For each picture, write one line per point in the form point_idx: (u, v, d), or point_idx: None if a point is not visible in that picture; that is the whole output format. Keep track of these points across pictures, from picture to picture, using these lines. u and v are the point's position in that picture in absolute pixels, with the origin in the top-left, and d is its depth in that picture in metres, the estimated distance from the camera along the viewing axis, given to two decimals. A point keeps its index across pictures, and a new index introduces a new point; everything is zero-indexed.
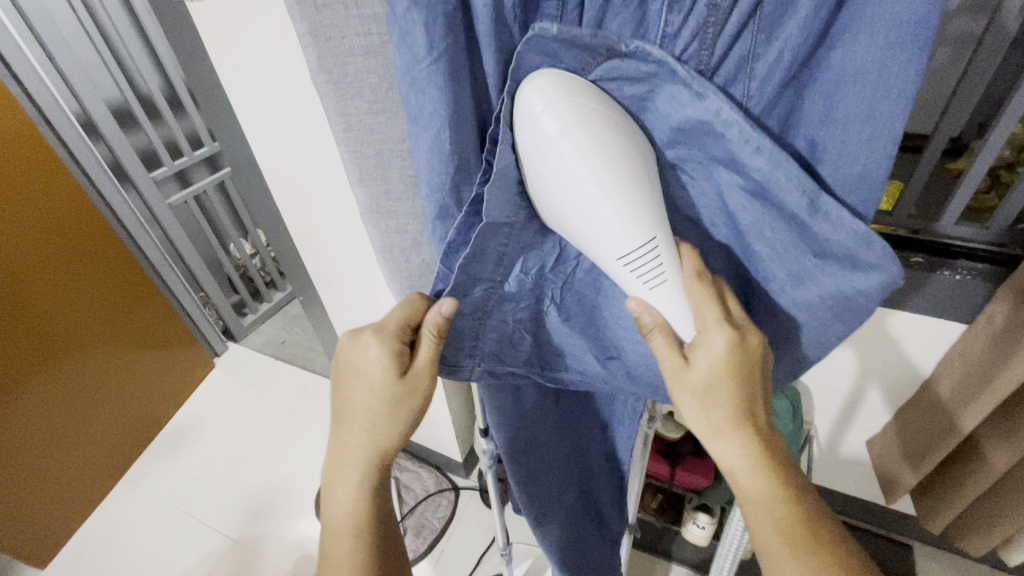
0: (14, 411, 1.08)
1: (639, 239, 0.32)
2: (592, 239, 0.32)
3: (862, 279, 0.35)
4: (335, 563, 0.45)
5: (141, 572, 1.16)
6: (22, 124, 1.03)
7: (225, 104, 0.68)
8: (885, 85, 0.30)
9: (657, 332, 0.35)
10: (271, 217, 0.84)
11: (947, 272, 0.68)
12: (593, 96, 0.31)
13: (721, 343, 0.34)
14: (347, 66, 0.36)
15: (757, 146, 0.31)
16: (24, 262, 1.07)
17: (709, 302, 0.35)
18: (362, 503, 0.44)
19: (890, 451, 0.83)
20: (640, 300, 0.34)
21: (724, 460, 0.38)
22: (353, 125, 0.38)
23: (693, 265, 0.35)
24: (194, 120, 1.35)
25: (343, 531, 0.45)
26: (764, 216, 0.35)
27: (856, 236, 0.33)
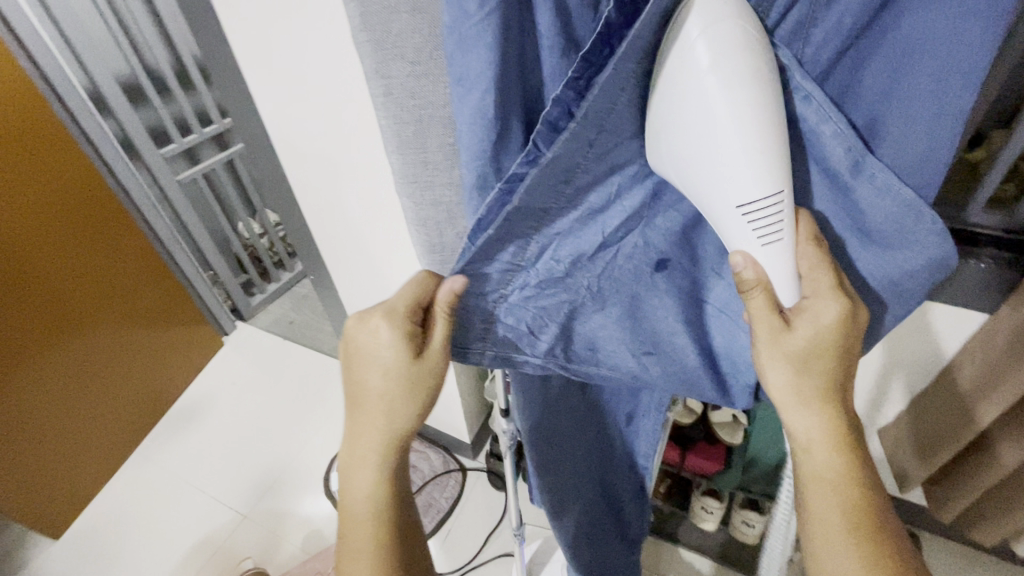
0: (29, 386, 1.10)
1: (769, 190, 0.31)
2: (716, 182, 0.31)
3: (907, 253, 0.36)
4: (358, 546, 0.45)
5: (152, 545, 1.18)
6: (32, 97, 1.02)
7: (241, 75, 0.67)
8: (948, 55, 0.30)
9: (759, 290, 0.34)
10: (284, 192, 0.83)
11: (973, 260, 0.66)
12: (755, 28, 0.29)
13: (833, 311, 0.34)
14: (391, 25, 0.35)
15: (807, 93, 0.32)
16: (35, 240, 1.07)
17: (823, 268, 0.35)
18: (380, 486, 0.44)
19: (903, 441, 0.83)
20: (747, 255, 0.33)
21: (800, 431, 0.38)
22: (393, 88, 0.37)
23: (808, 230, 0.35)
24: (204, 97, 1.33)
25: (363, 516, 0.44)
26: (814, 181, 0.36)
27: (903, 204, 0.34)
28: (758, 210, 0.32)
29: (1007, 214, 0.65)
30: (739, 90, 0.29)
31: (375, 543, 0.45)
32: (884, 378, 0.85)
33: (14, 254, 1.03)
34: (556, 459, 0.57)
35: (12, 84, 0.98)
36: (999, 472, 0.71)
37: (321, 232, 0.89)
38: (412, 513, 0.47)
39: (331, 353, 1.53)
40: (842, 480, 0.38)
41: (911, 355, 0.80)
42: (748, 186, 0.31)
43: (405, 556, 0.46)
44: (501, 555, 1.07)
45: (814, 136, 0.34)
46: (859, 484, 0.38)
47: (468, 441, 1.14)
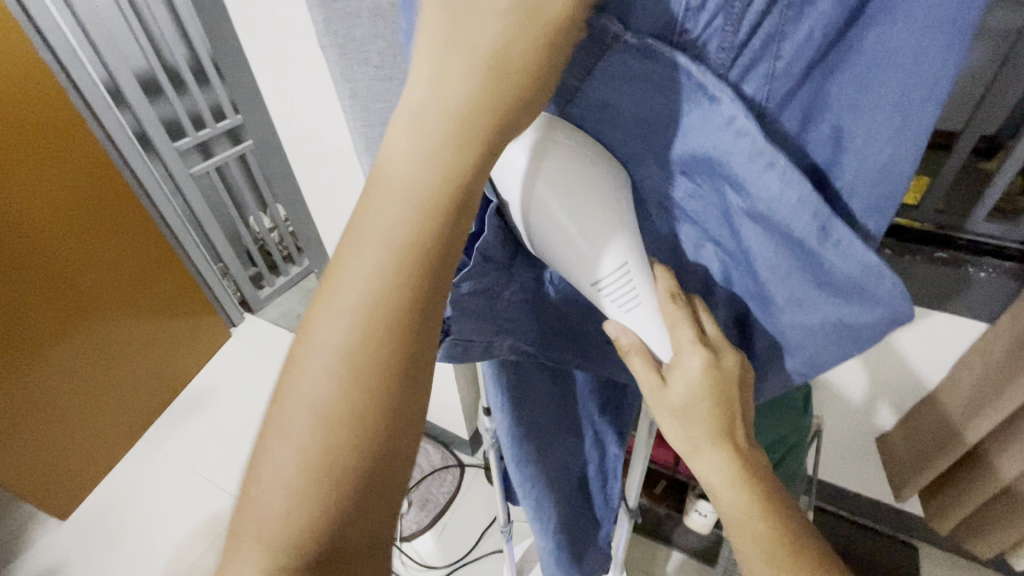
0: (40, 369, 1.13)
1: (612, 265, 0.32)
2: (574, 260, 0.32)
3: (859, 308, 0.31)
4: (301, 400, 0.24)
5: (155, 530, 1.21)
6: (51, 89, 1.05)
7: (248, 74, 0.69)
8: (912, 72, 0.27)
9: (634, 353, 0.35)
10: (288, 185, 0.86)
11: (970, 268, 0.65)
12: (556, 135, 0.30)
13: (696, 365, 0.33)
14: (355, 30, 0.36)
15: (771, 160, 0.28)
16: (49, 228, 1.10)
17: (684, 322, 0.33)
18: (372, 303, 0.23)
19: (898, 452, 0.82)
20: (618, 323, 0.34)
21: (704, 471, 0.37)
22: (359, 91, 0.39)
23: (667, 285, 0.34)
24: (218, 93, 1.36)
25: (332, 345, 0.24)
26: (761, 243, 0.32)
27: (865, 268, 0.29)
28: (612, 286, 0.32)
29: (1010, 223, 0.63)
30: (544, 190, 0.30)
31: (331, 411, 0.23)
32: (882, 391, 0.83)
33: (31, 240, 1.06)
34: (537, 460, 0.52)
35: (31, 77, 1.01)
36: (996, 480, 0.70)
37: (325, 226, 0.90)
38: None
39: None
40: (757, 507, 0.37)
41: (912, 365, 0.78)
42: (592, 267, 0.32)
43: (370, 469, 0.24)
44: (494, 551, 1.08)
45: (778, 201, 0.29)
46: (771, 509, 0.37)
47: (466, 437, 1.15)
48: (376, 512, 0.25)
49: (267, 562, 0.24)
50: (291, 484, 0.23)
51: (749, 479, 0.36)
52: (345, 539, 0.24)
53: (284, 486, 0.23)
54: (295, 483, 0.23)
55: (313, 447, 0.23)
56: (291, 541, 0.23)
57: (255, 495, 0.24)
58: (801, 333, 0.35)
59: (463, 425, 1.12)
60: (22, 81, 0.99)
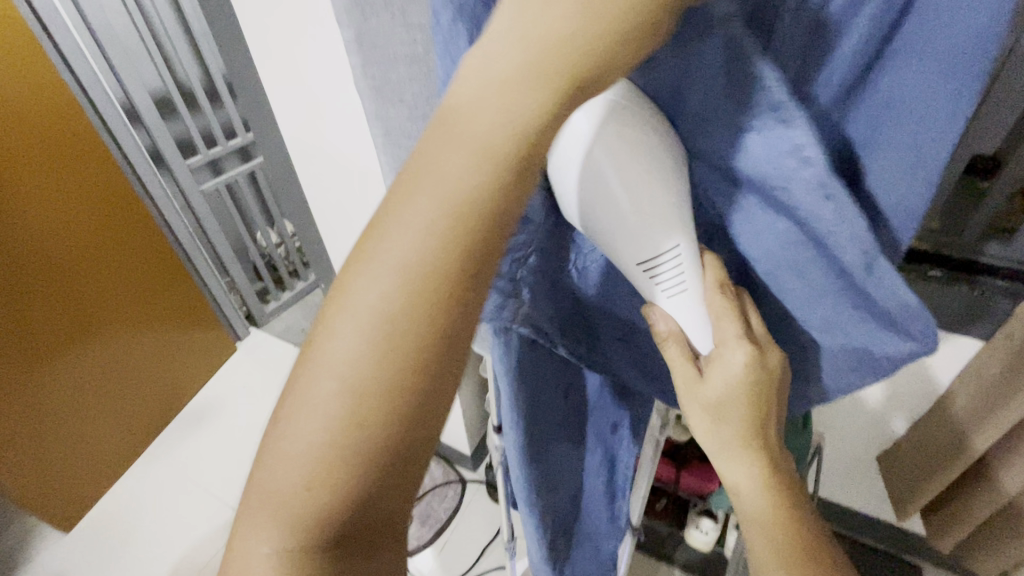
0: (49, 380, 1.15)
1: (666, 250, 0.31)
2: (627, 242, 0.30)
3: (888, 338, 0.33)
4: (330, 366, 0.21)
5: (156, 543, 1.21)
6: (68, 107, 1.08)
7: (264, 98, 0.72)
8: (936, 105, 0.28)
9: (671, 342, 0.34)
10: (298, 203, 0.88)
11: (968, 287, 0.67)
12: (632, 105, 0.28)
13: (739, 361, 0.33)
14: (391, 73, 0.39)
15: (826, 191, 0.27)
16: (61, 240, 1.12)
17: (730, 318, 0.33)
18: (416, 268, 0.21)
19: (900, 469, 0.82)
20: (660, 308, 0.34)
21: (729, 476, 0.37)
22: (392, 128, 0.42)
23: (716, 274, 0.33)
24: (230, 111, 1.40)
25: (367, 308, 0.21)
26: (805, 259, 0.32)
27: (900, 305, 0.31)
28: (659, 270, 0.31)
29: (1007, 242, 0.66)
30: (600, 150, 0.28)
31: (362, 381, 0.21)
32: (884, 406, 0.83)
33: (44, 252, 1.09)
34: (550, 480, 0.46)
35: (49, 95, 1.05)
36: (998, 495, 0.70)
37: (333, 241, 0.92)
38: None
39: None
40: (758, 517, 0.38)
41: (913, 381, 0.79)
42: (641, 250, 0.31)
43: (392, 449, 0.22)
44: (496, 568, 1.07)
45: (830, 229, 0.29)
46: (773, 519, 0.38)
47: (468, 452, 1.15)
48: (399, 489, 0.23)
49: (283, 523, 0.22)
50: (311, 455, 0.22)
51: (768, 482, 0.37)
52: (363, 513, 0.23)
53: (321, 420, 0.21)
54: (317, 454, 0.22)
55: (339, 419, 0.21)
56: (308, 508, 0.22)
57: (272, 461, 0.22)
58: (818, 350, 0.36)
59: (466, 440, 1.12)
60: (39, 99, 1.03)
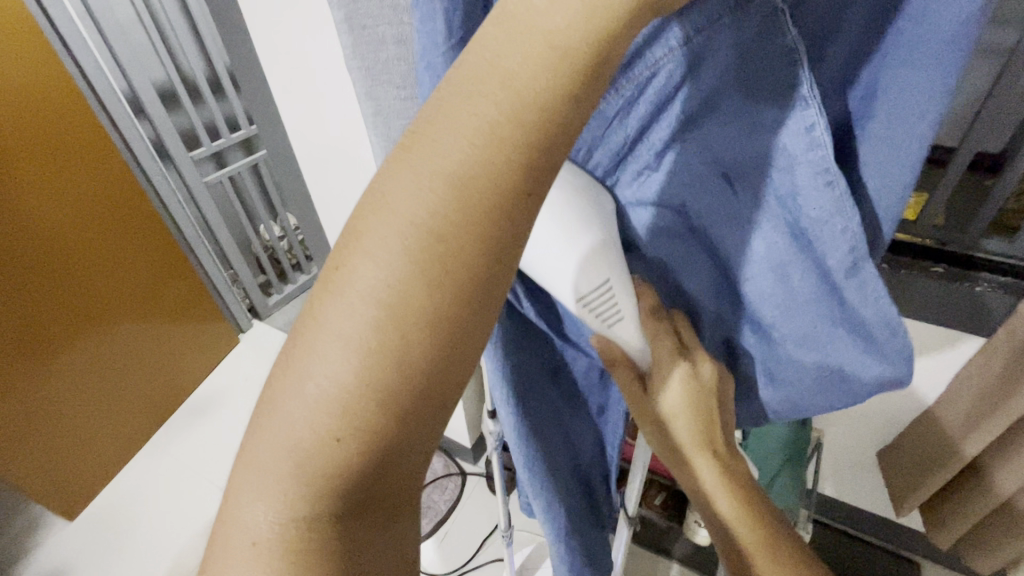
0: (54, 369, 1.16)
1: (595, 280, 0.29)
2: (553, 276, 0.29)
3: (863, 359, 0.31)
4: (362, 288, 0.17)
5: (160, 531, 1.22)
6: (72, 99, 1.09)
7: (265, 88, 0.72)
8: (920, 101, 0.28)
9: (621, 365, 0.34)
10: (300, 195, 0.88)
11: (969, 284, 0.66)
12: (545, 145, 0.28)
13: (678, 378, 0.34)
14: (380, 54, 0.36)
15: (829, 179, 0.26)
16: (64, 231, 1.13)
17: (666, 335, 0.33)
18: (462, 179, 0.18)
19: (899, 464, 0.82)
20: (602, 336, 0.33)
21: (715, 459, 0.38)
22: (382, 107, 0.37)
23: (649, 300, 0.33)
24: (233, 104, 1.40)
25: (407, 221, 0.17)
26: (791, 259, 0.30)
27: (883, 318, 0.29)
28: (593, 298, 0.30)
29: (1009, 240, 0.64)
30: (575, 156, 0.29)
31: (400, 309, 0.17)
32: (884, 403, 0.83)
33: (48, 244, 1.10)
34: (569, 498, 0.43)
35: (52, 87, 1.05)
36: (997, 492, 0.70)
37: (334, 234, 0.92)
38: None
39: None
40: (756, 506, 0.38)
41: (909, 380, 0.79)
42: (576, 279, 0.29)
43: (430, 393, 0.18)
44: (495, 560, 1.08)
45: (824, 221, 0.27)
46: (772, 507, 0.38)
47: (468, 445, 1.16)
48: (429, 442, 0.20)
49: (293, 477, 0.18)
50: (333, 397, 0.18)
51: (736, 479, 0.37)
52: (385, 469, 0.19)
53: (323, 399, 0.18)
54: (339, 396, 0.18)
55: (350, 383, 0.17)
56: (323, 460, 0.18)
57: (283, 400, 0.18)
58: (788, 369, 0.35)
59: (466, 433, 1.12)
60: (42, 89, 1.03)
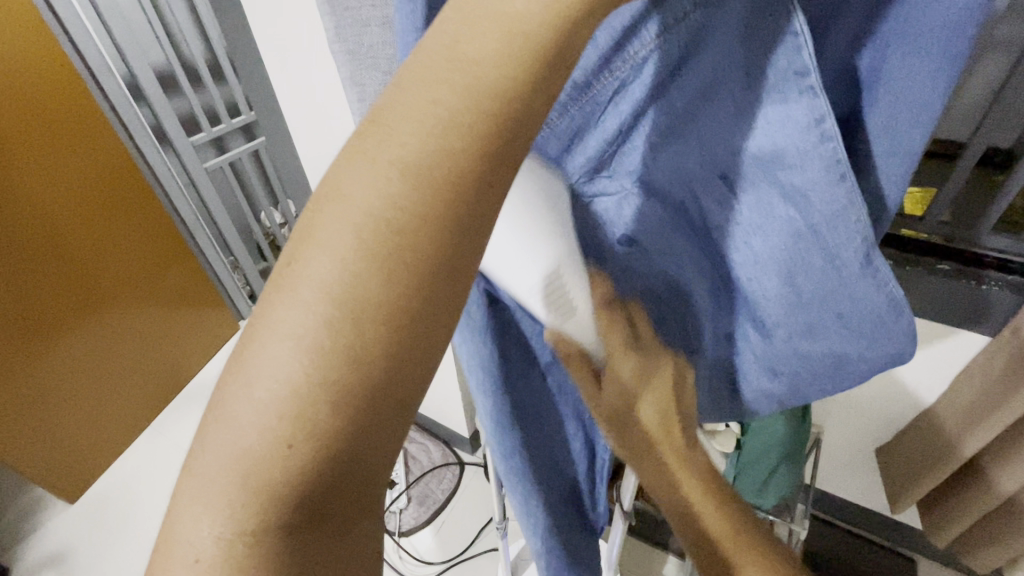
0: (54, 353, 1.16)
1: (548, 264, 0.27)
2: (506, 264, 0.27)
3: (869, 351, 0.30)
4: (313, 283, 0.17)
5: (161, 515, 1.23)
6: (70, 82, 1.08)
7: (262, 74, 0.71)
8: (926, 88, 0.26)
9: (574, 360, 0.30)
10: (299, 183, 0.87)
11: (974, 281, 0.64)
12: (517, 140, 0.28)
13: (634, 371, 0.31)
14: (363, 36, 0.34)
15: (841, 172, 0.25)
16: (63, 216, 1.12)
17: (618, 329, 0.29)
18: (420, 168, 0.17)
19: (897, 461, 0.82)
20: (552, 332, 0.28)
21: None
22: (367, 94, 0.35)
23: (604, 290, 0.29)
24: (234, 89, 1.39)
25: (364, 214, 0.17)
26: (796, 256, 0.28)
27: (889, 305, 0.28)
28: (548, 276, 0.27)
29: (1017, 237, 0.63)
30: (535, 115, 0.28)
31: (350, 310, 0.17)
32: (884, 399, 0.82)
33: (47, 228, 1.09)
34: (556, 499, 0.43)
35: (50, 69, 1.04)
36: (995, 490, 0.69)
37: None
38: None
39: None
40: None
41: (907, 378, 0.79)
42: (526, 257, 0.26)
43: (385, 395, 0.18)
44: (491, 550, 1.09)
45: (834, 218, 0.26)
46: None
47: (466, 435, 1.16)
48: (385, 446, 0.19)
49: (244, 493, 0.18)
50: (283, 401, 0.17)
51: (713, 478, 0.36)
52: (339, 479, 0.19)
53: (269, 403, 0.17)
54: (290, 403, 0.17)
55: (300, 384, 0.17)
56: (273, 471, 0.17)
57: (231, 418, 0.18)
58: (785, 372, 0.33)
59: (464, 424, 1.12)
60: (39, 70, 1.02)
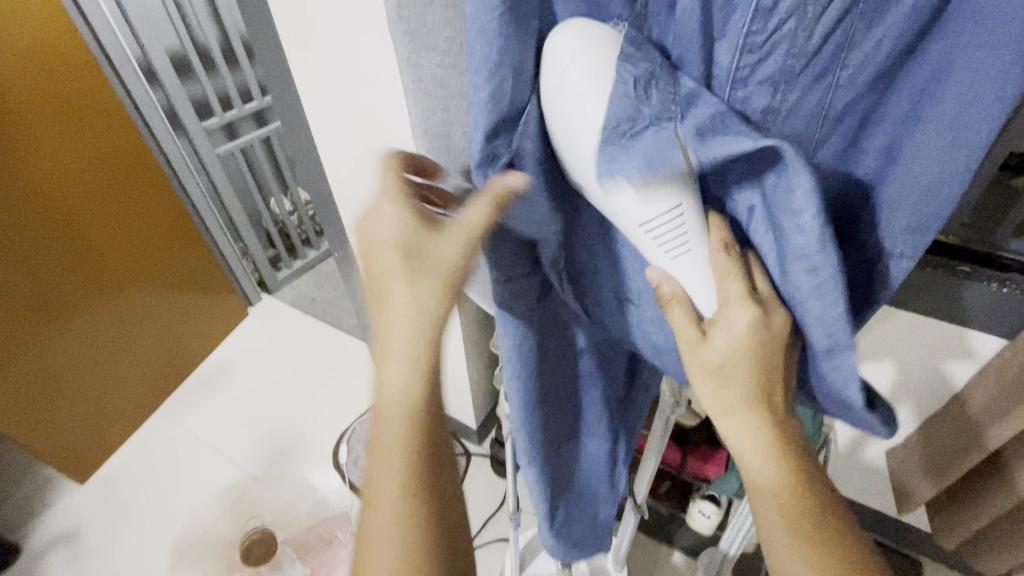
0: (64, 334, 1.17)
1: (664, 209, 0.32)
2: (623, 212, 0.33)
3: (854, 405, 0.37)
4: (391, 396, 0.38)
5: (169, 498, 1.24)
6: (84, 63, 1.08)
7: (283, 59, 0.70)
8: (964, 129, 0.31)
9: (675, 303, 0.35)
10: (314, 173, 0.87)
11: (994, 283, 0.62)
12: (604, 57, 0.30)
13: (743, 320, 0.34)
14: (425, 17, 0.36)
15: (811, 267, 0.31)
16: (75, 198, 1.12)
17: (733, 274, 0.34)
18: (420, 333, 0.37)
19: (907, 461, 0.81)
20: (661, 270, 0.35)
21: (732, 437, 0.38)
22: (424, 77, 0.38)
23: (720, 236, 0.35)
24: (247, 75, 1.38)
25: (400, 367, 0.37)
26: (798, 315, 0.34)
27: (844, 385, 0.36)
28: (659, 225, 0.33)
29: None
30: (582, 137, 0.31)
31: (404, 416, 0.38)
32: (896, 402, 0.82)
33: (58, 211, 1.10)
34: (558, 469, 0.52)
35: (64, 49, 1.04)
36: (1008, 497, 0.69)
37: (347, 213, 0.91)
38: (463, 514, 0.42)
39: (348, 330, 1.57)
40: (786, 494, 0.37)
41: (918, 382, 0.78)
42: (646, 208, 0.32)
43: (438, 487, 0.39)
44: (498, 540, 1.09)
45: (806, 297, 0.33)
46: (807, 491, 0.37)
47: (473, 426, 1.16)
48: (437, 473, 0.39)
49: (398, 505, 0.37)
50: (393, 451, 0.38)
51: (779, 445, 0.37)
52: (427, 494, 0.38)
53: (392, 456, 0.38)
54: (399, 462, 0.38)
55: (396, 448, 0.38)
56: (403, 493, 0.37)
57: (371, 556, 0.36)
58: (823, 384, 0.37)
59: (473, 415, 1.12)
60: (54, 51, 1.02)
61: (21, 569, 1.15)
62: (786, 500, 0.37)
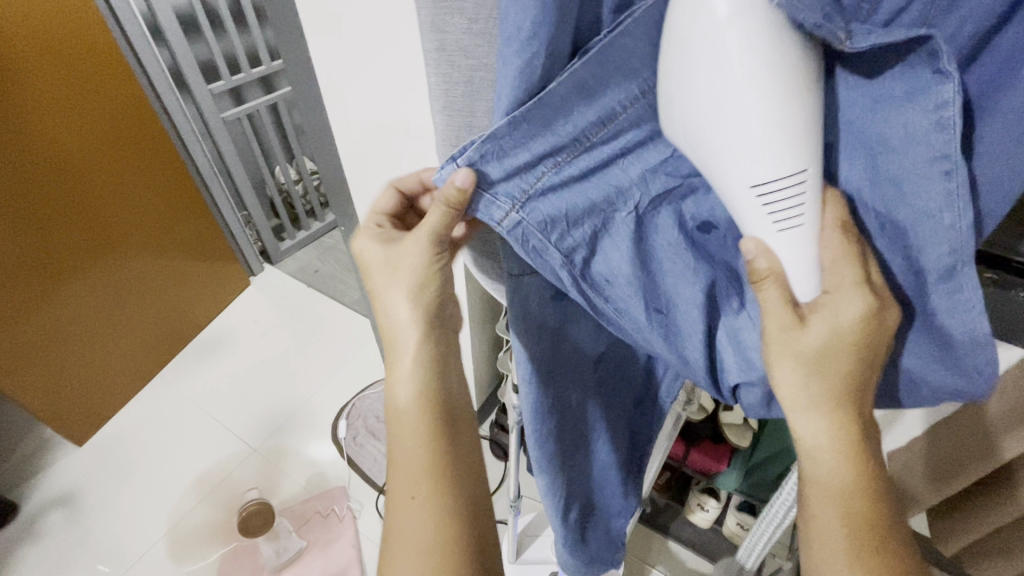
0: (61, 296, 1.15)
1: (787, 171, 0.29)
2: (728, 159, 0.30)
3: (957, 377, 0.35)
4: (401, 405, 0.42)
5: (165, 465, 1.25)
6: (88, 13, 1.04)
7: (297, 27, 0.68)
8: None
9: (770, 282, 0.32)
10: (323, 147, 0.84)
11: None
12: None
13: (855, 310, 0.32)
14: None
15: (948, 167, 0.30)
16: (76, 156, 1.09)
17: (848, 259, 0.32)
18: (393, 338, 0.43)
19: (911, 465, 0.78)
20: (760, 242, 0.32)
21: (807, 436, 0.36)
22: (448, 44, 0.37)
23: (837, 214, 0.33)
24: (256, 37, 1.33)
25: (396, 381, 0.42)
26: (921, 243, 0.32)
27: (968, 335, 0.33)
28: (774, 193, 0.30)
29: None
30: (709, 64, 0.27)
31: (416, 427, 0.41)
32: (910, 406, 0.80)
33: (58, 168, 1.07)
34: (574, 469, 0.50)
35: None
36: (1012, 509, 0.68)
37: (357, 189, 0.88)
38: (471, 506, 0.42)
39: (350, 305, 1.55)
40: (849, 490, 0.36)
41: None
42: (766, 162, 0.29)
43: (469, 493, 0.42)
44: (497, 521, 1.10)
45: (929, 215, 0.31)
46: (869, 491, 0.36)
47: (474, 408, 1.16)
48: (467, 481, 0.42)
49: (425, 514, 0.40)
50: (414, 462, 0.41)
51: (854, 449, 0.35)
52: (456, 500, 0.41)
53: (414, 468, 0.41)
54: (420, 476, 0.41)
55: (419, 461, 0.41)
56: (429, 507, 0.40)
57: (400, 563, 0.40)
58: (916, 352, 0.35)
59: (474, 397, 1.12)
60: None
61: (18, 529, 1.16)
62: (857, 507, 0.36)
